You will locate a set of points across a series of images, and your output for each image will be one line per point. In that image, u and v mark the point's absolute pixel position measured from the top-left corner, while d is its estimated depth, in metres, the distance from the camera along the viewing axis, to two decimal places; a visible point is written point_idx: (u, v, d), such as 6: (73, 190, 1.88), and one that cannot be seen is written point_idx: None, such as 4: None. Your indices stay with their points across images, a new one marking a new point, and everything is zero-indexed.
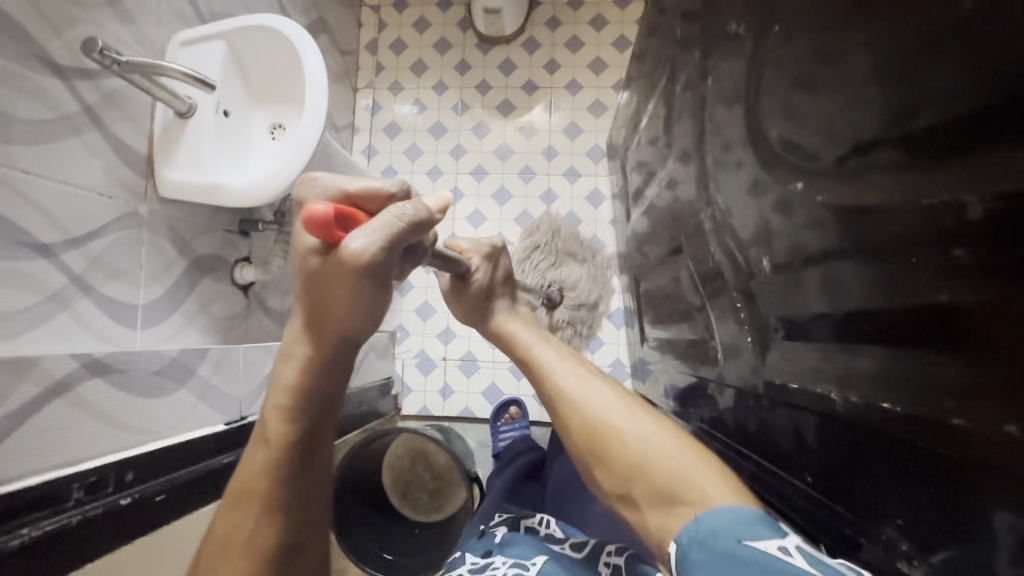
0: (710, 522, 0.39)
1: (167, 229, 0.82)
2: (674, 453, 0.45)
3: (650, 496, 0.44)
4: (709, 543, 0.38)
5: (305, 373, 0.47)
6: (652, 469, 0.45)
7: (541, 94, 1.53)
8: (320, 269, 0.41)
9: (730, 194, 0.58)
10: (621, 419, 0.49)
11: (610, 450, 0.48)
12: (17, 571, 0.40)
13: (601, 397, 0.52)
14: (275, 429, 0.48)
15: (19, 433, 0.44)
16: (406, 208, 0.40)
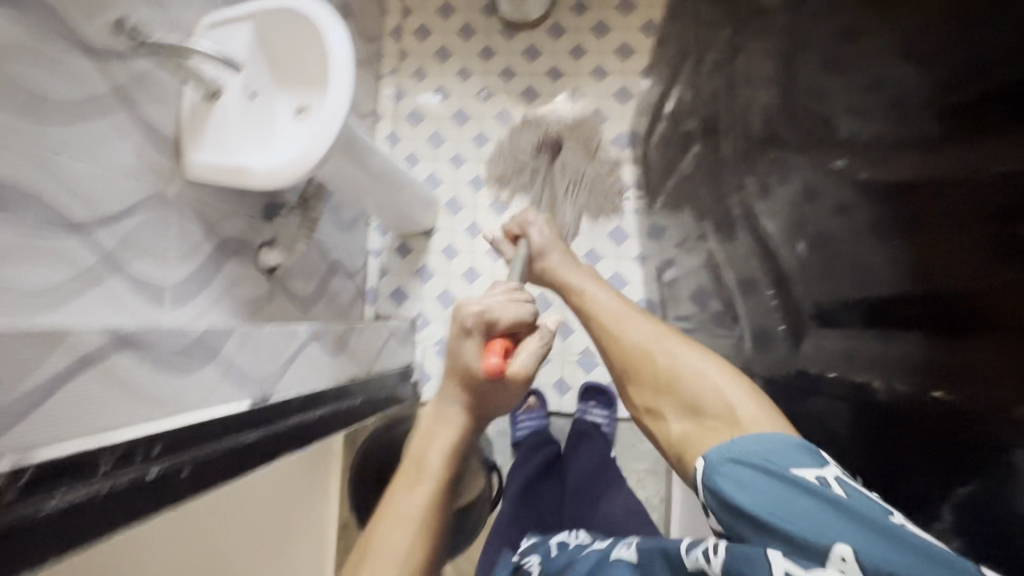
0: (757, 452, 0.48)
1: (195, 211, 0.83)
2: (697, 372, 0.58)
3: (677, 405, 0.59)
4: (738, 464, 0.48)
5: (464, 432, 0.58)
6: (681, 388, 0.58)
7: (564, 81, 1.51)
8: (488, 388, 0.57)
9: (761, 178, 0.56)
10: (656, 348, 0.63)
11: (668, 383, 0.59)
12: (44, 536, 0.41)
13: (641, 337, 0.65)
14: (434, 469, 0.55)
15: (51, 402, 0.45)
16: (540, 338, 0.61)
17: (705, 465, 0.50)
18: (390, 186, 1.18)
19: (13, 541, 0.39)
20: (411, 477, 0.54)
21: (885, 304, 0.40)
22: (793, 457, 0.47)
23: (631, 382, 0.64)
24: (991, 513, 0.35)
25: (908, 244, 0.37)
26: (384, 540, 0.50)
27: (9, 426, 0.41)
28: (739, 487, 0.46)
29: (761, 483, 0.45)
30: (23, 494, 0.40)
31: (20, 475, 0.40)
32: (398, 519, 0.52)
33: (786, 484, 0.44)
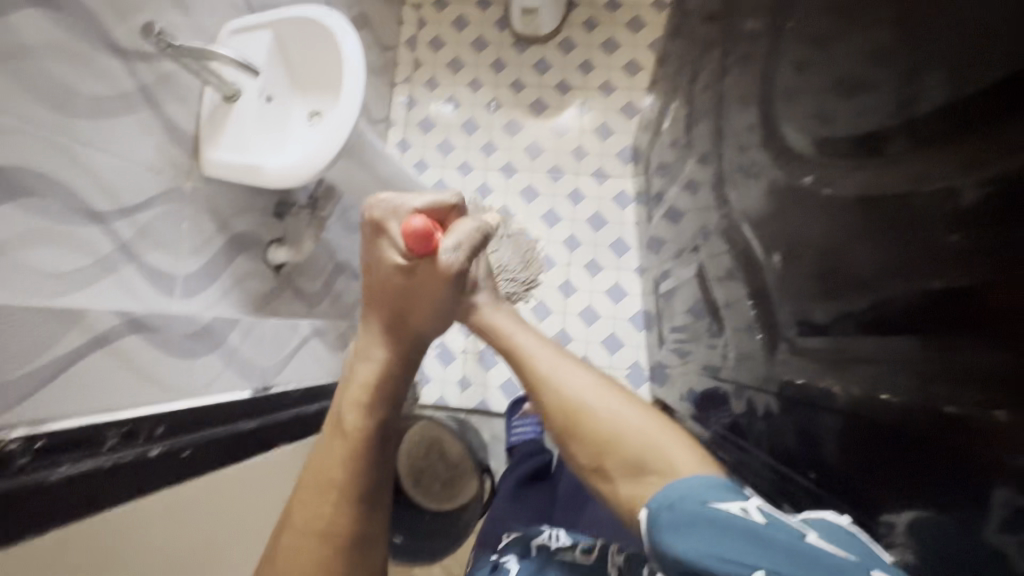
0: (680, 487, 0.40)
1: (208, 206, 0.87)
2: (650, 433, 0.44)
3: (622, 468, 0.44)
4: (674, 507, 0.39)
5: (386, 372, 0.51)
6: (624, 441, 0.44)
7: (572, 95, 1.54)
8: (404, 286, 0.52)
9: (745, 193, 0.58)
10: (598, 399, 0.47)
11: (581, 427, 0.46)
12: (52, 504, 0.43)
13: (574, 375, 0.49)
14: (350, 431, 0.49)
15: (66, 377, 0.48)
16: (475, 226, 0.55)
17: (643, 519, 0.40)
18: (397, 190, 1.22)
19: (25, 502, 0.41)
20: (330, 434, 0.51)
21: (870, 307, 0.38)
22: (707, 493, 0.38)
23: (566, 435, 0.47)
24: (948, 534, 0.33)
25: (886, 260, 0.36)
26: (298, 533, 0.48)
27: (28, 395, 0.44)
28: (666, 533, 0.38)
29: (699, 528, 0.37)
30: (32, 460, 0.43)
31: (33, 443, 0.43)
32: (309, 504, 0.48)
33: (712, 526, 0.36)
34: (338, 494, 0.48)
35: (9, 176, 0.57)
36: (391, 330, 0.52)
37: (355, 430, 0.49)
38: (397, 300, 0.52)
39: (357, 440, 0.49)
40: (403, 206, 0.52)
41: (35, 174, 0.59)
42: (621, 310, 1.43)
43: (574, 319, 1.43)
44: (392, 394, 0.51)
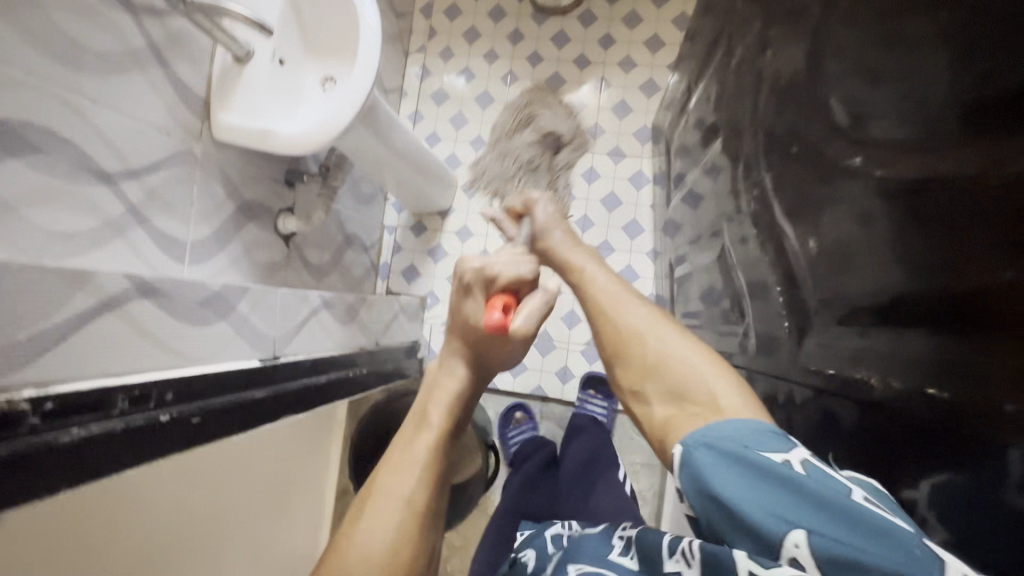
0: (720, 429, 0.41)
1: (219, 172, 0.85)
2: (698, 366, 0.47)
3: (663, 393, 0.48)
4: (713, 449, 0.40)
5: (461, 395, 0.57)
6: (668, 368, 0.48)
7: (591, 71, 1.50)
8: (481, 338, 0.58)
9: (778, 174, 0.56)
10: (653, 330, 0.52)
11: (629, 356, 0.51)
12: (62, 467, 0.43)
13: (631, 312, 0.55)
14: (435, 423, 0.53)
15: (73, 340, 0.46)
16: (541, 298, 0.61)
17: (677, 455, 0.42)
18: (409, 163, 1.19)
19: (36, 465, 0.40)
20: (413, 427, 0.54)
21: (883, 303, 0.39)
22: (745, 438, 0.39)
23: (614, 357, 0.53)
24: (961, 498, 0.34)
25: (910, 259, 0.36)
26: (382, 500, 0.47)
27: (32, 359, 0.43)
28: (700, 467, 0.40)
29: (739, 475, 0.37)
30: (44, 420, 0.42)
31: (43, 403, 0.42)
32: (400, 476, 0.49)
33: (744, 471, 0.37)
34: (424, 473, 0.50)
35: (16, 132, 0.55)
36: (471, 362, 0.58)
37: (438, 420, 0.54)
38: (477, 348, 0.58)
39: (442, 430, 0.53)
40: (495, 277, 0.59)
41: (41, 130, 0.57)
42: None
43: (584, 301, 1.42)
44: (466, 402, 0.58)
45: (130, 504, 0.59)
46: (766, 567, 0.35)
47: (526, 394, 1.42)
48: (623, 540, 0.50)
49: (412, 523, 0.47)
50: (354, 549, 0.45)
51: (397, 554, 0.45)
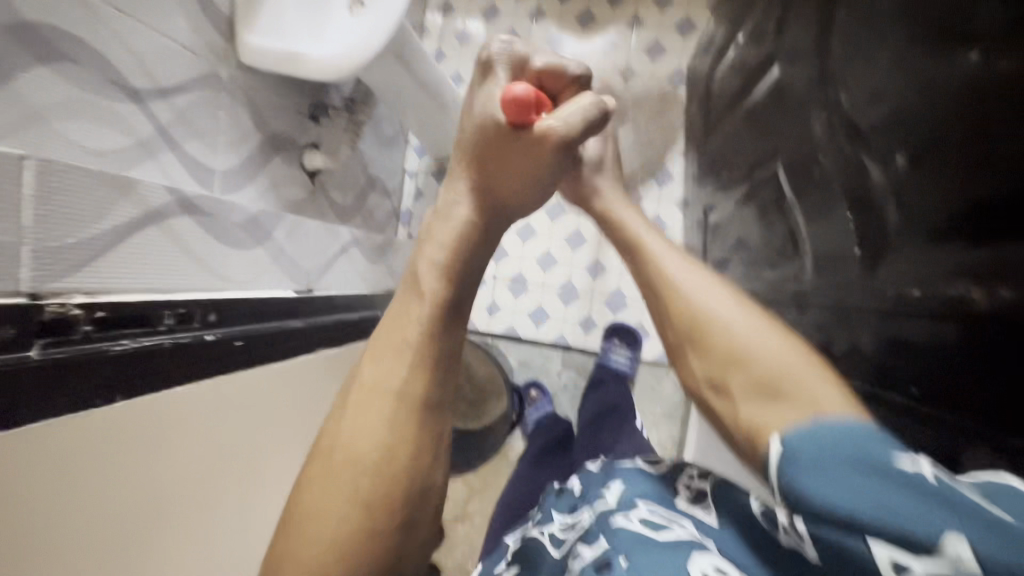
0: (826, 433, 0.32)
1: (245, 98, 0.81)
2: (779, 350, 0.40)
3: (750, 385, 0.40)
4: (820, 445, 0.32)
5: (469, 233, 0.41)
6: (756, 364, 0.40)
7: (625, 8, 1.42)
8: (496, 148, 0.42)
9: (851, 95, 0.52)
10: (720, 304, 0.45)
11: (707, 339, 0.44)
12: (117, 375, 0.42)
13: (706, 288, 0.46)
14: (429, 290, 0.40)
15: (119, 252, 0.44)
16: (587, 105, 0.45)
17: (774, 455, 0.35)
18: (437, 101, 1.15)
19: (90, 371, 0.40)
20: (406, 294, 0.41)
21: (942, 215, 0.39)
22: (863, 440, 0.31)
23: (676, 351, 0.48)
24: None
25: (960, 162, 0.37)
26: (361, 392, 0.38)
27: (80, 264, 0.41)
28: (803, 469, 0.32)
29: (865, 479, 0.30)
30: (94, 331, 0.42)
31: (92, 313, 0.42)
32: (381, 367, 0.39)
33: (865, 469, 0.30)
34: (393, 355, 0.39)
35: (44, 37, 0.52)
36: (479, 192, 0.42)
37: (437, 289, 0.40)
38: (498, 156, 0.42)
39: (423, 303, 0.40)
40: (529, 59, 0.49)
41: (72, 35, 0.54)
42: None
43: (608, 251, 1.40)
44: (477, 250, 0.41)
45: (176, 427, 0.46)
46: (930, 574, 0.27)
47: (548, 343, 1.43)
48: (692, 487, 0.51)
49: (408, 420, 0.38)
50: (341, 436, 0.37)
51: (374, 420, 0.38)
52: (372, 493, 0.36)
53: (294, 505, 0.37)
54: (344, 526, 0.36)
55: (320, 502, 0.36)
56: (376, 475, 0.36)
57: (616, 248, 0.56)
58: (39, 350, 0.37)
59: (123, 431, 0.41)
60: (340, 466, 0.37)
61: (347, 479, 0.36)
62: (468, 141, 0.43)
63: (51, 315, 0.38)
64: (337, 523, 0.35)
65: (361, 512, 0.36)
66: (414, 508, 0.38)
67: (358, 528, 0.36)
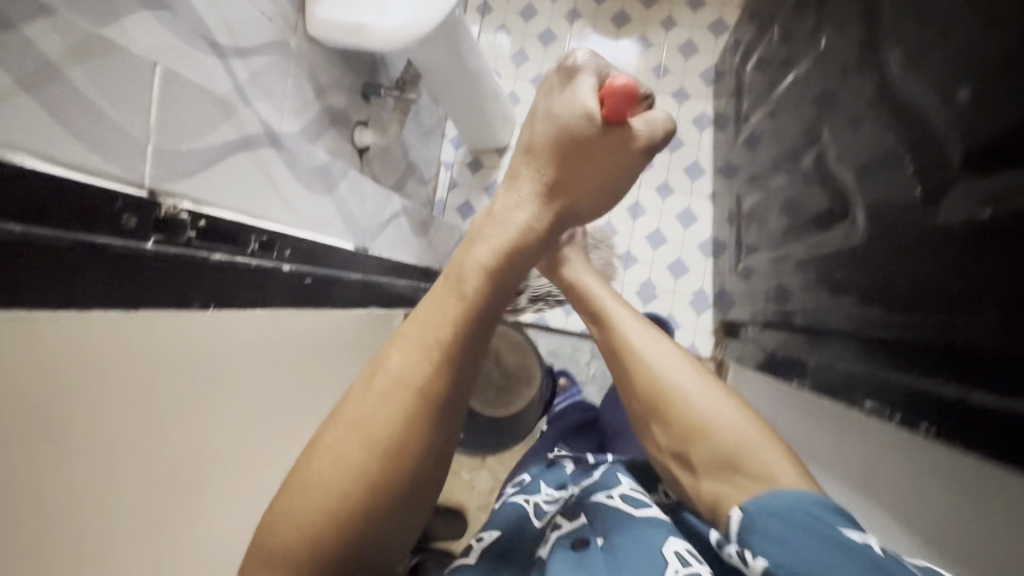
0: (781, 499, 0.43)
1: (309, 69, 0.85)
2: (733, 424, 0.50)
3: (712, 458, 0.49)
4: (774, 515, 0.42)
5: (528, 232, 0.47)
6: (714, 433, 0.50)
7: (658, 9, 1.46)
8: (586, 143, 0.49)
9: (904, 47, 0.54)
10: (683, 375, 0.55)
11: (672, 410, 0.53)
12: (205, 283, 0.45)
13: (667, 357, 0.57)
14: (469, 291, 0.43)
15: (221, 167, 0.47)
16: (658, 120, 0.52)
17: (737, 517, 0.45)
18: (480, 89, 1.19)
19: (184, 271, 0.43)
20: (446, 286, 0.44)
21: (982, 142, 0.43)
22: (810, 512, 0.41)
23: (650, 413, 0.55)
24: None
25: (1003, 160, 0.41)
26: (386, 380, 0.40)
27: (192, 172, 0.44)
28: (765, 534, 0.42)
29: (806, 542, 0.40)
30: (196, 238, 0.44)
31: (197, 221, 0.44)
32: (409, 351, 0.41)
33: (808, 531, 0.40)
34: (421, 344, 0.41)
35: None
36: (551, 189, 0.49)
37: (476, 291, 0.43)
38: (572, 164, 0.49)
39: (459, 300, 0.43)
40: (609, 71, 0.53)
41: None
42: (690, 236, 1.40)
43: (639, 243, 1.41)
44: (528, 256, 0.47)
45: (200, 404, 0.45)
46: None
47: (577, 333, 1.44)
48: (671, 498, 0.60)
49: (416, 412, 0.40)
50: (357, 420, 0.39)
51: (386, 404, 0.40)
52: (369, 472, 0.38)
53: (304, 467, 0.39)
54: (343, 493, 0.38)
55: (327, 469, 0.38)
56: (382, 455, 0.39)
57: (601, 334, 0.63)
58: (153, 244, 0.40)
59: (156, 379, 0.40)
60: (353, 438, 0.39)
61: (356, 451, 0.38)
62: (546, 138, 0.50)
63: (164, 213, 0.41)
64: (337, 488, 0.38)
65: (362, 486, 0.38)
66: (405, 494, 0.40)
67: (353, 499, 0.38)
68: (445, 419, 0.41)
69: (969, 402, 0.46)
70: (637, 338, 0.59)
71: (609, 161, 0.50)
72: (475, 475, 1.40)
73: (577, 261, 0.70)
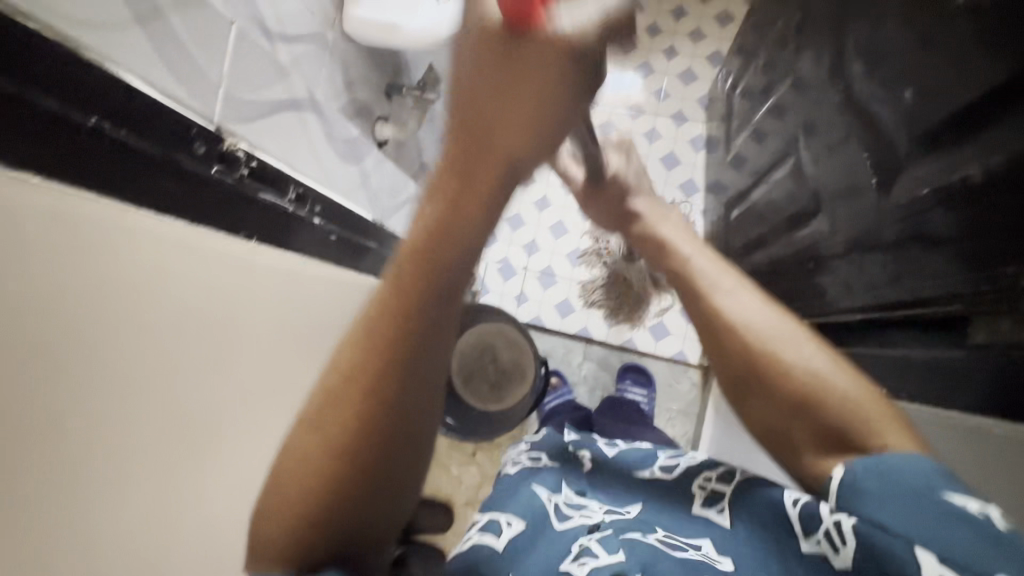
0: (895, 462, 0.38)
1: (342, 61, 0.93)
2: (843, 394, 0.43)
3: (814, 435, 0.44)
4: (881, 478, 0.38)
5: (453, 203, 0.38)
6: (825, 407, 0.43)
7: (662, 39, 1.57)
8: (479, 79, 0.35)
9: (865, 54, 0.60)
10: (779, 346, 0.47)
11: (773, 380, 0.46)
12: (227, 202, 0.49)
13: (763, 323, 0.49)
14: (404, 278, 0.38)
15: (273, 118, 0.56)
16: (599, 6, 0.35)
17: (836, 476, 0.41)
18: None
19: (222, 194, 0.48)
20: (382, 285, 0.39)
21: (928, 127, 0.49)
22: (926, 481, 0.37)
23: (746, 387, 0.48)
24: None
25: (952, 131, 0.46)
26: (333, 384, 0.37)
27: (250, 119, 0.52)
28: (865, 496, 0.38)
29: (914, 509, 0.36)
30: (247, 176, 0.51)
31: (249, 161, 0.51)
32: (352, 353, 0.37)
33: (918, 502, 0.36)
34: (361, 344, 0.37)
35: None
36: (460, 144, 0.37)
37: (410, 275, 0.38)
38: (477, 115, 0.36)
39: (401, 289, 0.38)
40: None
41: None
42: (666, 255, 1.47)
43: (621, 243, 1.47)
44: (466, 232, 0.38)
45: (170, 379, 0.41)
46: None
47: (571, 335, 1.48)
48: (707, 491, 0.50)
49: (366, 415, 0.37)
50: (312, 426, 0.37)
51: (330, 417, 0.37)
52: (336, 482, 0.36)
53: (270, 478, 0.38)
54: (304, 504, 0.36)
55: (285, 488, 0.37)
56: (339, 468, 0.36)
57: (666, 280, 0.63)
58: (215, 171, 0.47)
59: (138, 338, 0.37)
60: (307, 448, 0.37)
61: (311, 466, 0.36)
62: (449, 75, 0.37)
63: (226, 148, 0.48)
64: (299, 500, 0.36)
65: (323, 491, 0.36)
66: (377, 497, 0.38)
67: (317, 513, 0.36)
68: (401, 417, 0.38)
69: (938, 357, 0.56)
70: (726, 303, 0.51)
71: (521, 102, 0.36)
72: (465, 471, 1.41)
73: (651, 213, 0.65)
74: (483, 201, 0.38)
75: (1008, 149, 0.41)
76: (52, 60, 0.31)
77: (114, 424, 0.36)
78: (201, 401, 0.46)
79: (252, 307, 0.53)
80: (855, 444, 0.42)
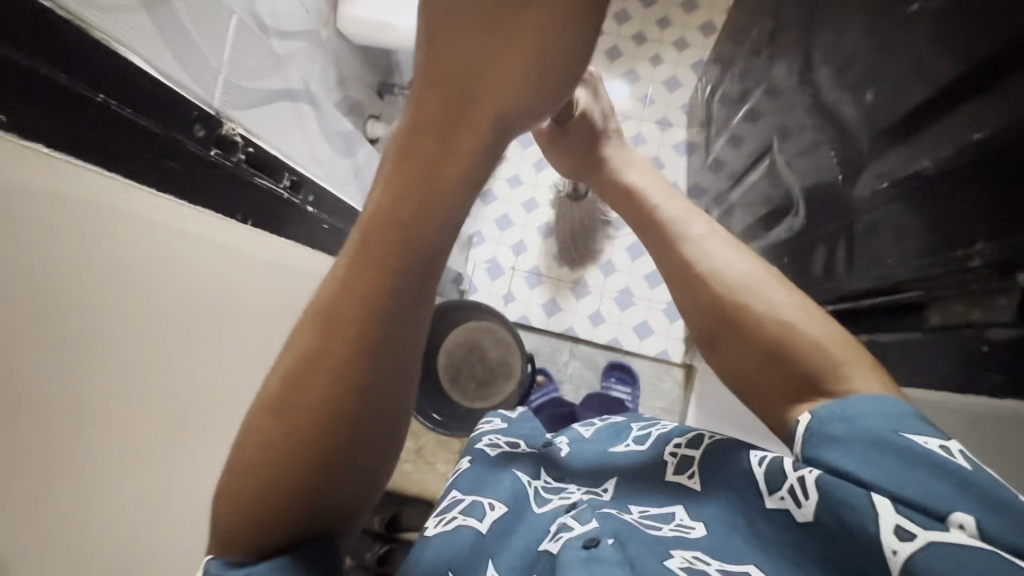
0: (861, 406, 0.36)
1: (335, 59, 0.95)
2: (812, 340, 0.40)
3: (781, 383, 0.41)
4: (848, 423, 0.36)
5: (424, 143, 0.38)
6: (792, 354, 0.40)
7: (647, 47, 1.61)
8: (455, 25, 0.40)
9: (831, 55, 0.63)
10: (750, 292, 0.44)
11: (744, 327, 0.43)
12: (217, 180, 0.50)
13: (732, 269, 0.45)
14: (359, 250, 0.35)
15: (271, 105, 0.58)
16: None
17: (804, 424, 0.38)
18: None
19: (218, 174, 0.50)
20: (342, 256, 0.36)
21: (890, 125, 0.52)
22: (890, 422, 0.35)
23: (712, 338, 0.45)
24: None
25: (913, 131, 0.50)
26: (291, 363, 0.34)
27: (248, 105, 0.54)
28: (829, 441, 0.36)
29: (879, 452, 0.34)
30: (244, 160, 0.53)
31: (246, 146, 0.53)
32: (309, 332, 0.34)
33: (881, 444, 0.34)
34: (322, 323, 0.34)
35: None
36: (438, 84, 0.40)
37: (365, 237, 0.36)
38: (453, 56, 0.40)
39: (368, 264, 0.34)
40: None
41: None
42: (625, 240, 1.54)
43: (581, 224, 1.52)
44: (437, 186, 0.37)
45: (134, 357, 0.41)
46: (921, 522, 0.31)
47: (557, 333, 1.50)
48: (677, 457, 0.46)
49: (329, 389, 0.33)
50: (275, 409, 0.34)
51: (291, 412, 0.33)
52: (305, 459, 0.33)
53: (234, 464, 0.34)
54: (270, 493, 0.33)
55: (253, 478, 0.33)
56: (307, 447, 0.33)
57: None
58: (213, 154, 0.48)
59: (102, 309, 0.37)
60: (270, 430, 0.34)
61: (276, 450, 0.33)
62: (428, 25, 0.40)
63: (224, 132, 0.49)
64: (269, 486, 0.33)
65: (294, 471, 0.33)
66: (355, 473, 0.34)
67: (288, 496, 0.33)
68: (369, 398, 0.34)
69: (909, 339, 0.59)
70: (699, 261, 0.47)
71: (513, 52, 0.39)
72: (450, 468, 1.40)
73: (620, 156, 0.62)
74: (474, 136, 0.39)
75: (954, 142, 0.45)
76: (49, 34, 0.32)
77: (92, 413, 0.37)
78: (165, 377, 0.45)
79: (213, 279, 0.50)
80: (824, 389, 0.39)
